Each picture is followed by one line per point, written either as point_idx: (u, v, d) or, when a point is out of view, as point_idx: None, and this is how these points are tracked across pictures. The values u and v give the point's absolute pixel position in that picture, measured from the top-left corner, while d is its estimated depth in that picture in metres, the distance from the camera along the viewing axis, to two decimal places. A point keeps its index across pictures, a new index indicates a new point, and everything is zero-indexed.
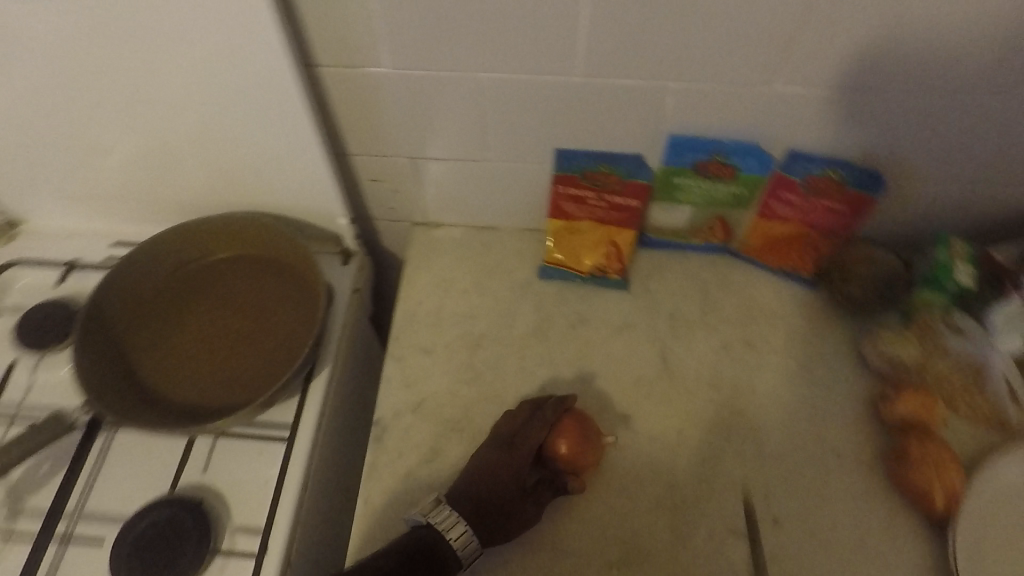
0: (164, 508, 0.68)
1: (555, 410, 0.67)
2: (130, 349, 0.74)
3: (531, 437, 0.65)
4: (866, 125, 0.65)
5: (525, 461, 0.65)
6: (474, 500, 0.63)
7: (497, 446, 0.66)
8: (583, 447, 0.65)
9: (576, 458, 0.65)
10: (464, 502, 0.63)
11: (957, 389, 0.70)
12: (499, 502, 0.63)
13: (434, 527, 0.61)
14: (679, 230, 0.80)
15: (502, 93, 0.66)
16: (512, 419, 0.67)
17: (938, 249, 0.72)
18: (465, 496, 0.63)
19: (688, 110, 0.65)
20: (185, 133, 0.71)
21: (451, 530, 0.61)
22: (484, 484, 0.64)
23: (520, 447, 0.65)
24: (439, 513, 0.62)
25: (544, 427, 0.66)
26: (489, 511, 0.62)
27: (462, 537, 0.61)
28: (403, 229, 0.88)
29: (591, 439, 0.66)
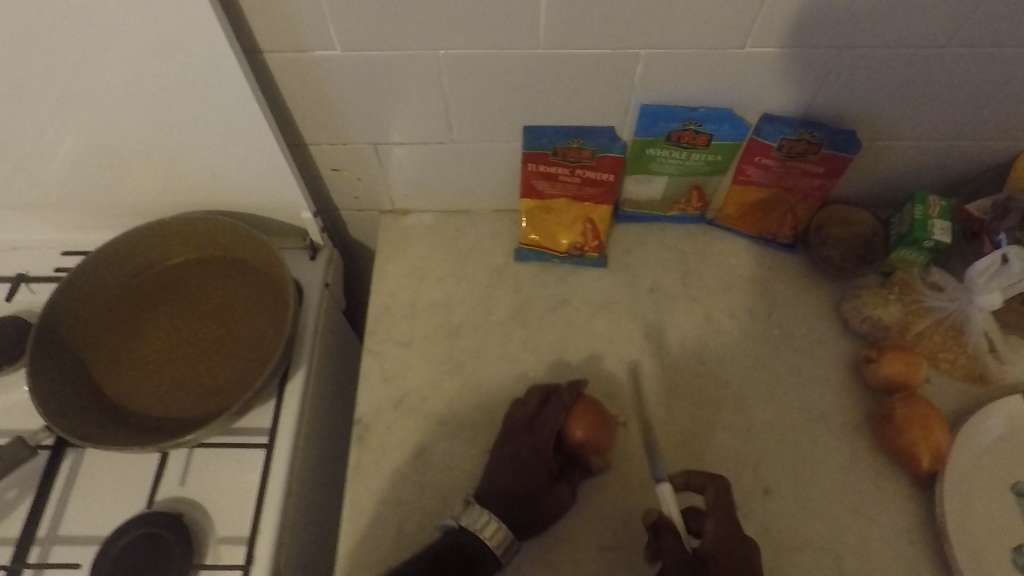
0: (141, 527, 0.65)
1: (568, 393, 0.66)
2: (92, 365, 0.71)
3: (548, 423, 0.64)
4: (839, 84, 0.63)
5: (546, 448, 0.64)
6: (501, 494, 0.62)
7: (513, 434, 0.65)
8: (598, 428, 0.65)
9: (592, 438, 0.64)
10: (494, 499, 0.62)
11: (939, 346, 0.70)
12: (527, 495, 0.62)
13: (467, 529, 0.60)
14: (656, 201, 0.78)
15: (463, 70, 0.62)
16: (526, 407, 0.66)
17: (915, 206, 0.70)
18: (492, 492, 0.62)
19: (658, 80, 0.63)
20: (126, 133, 0.67)
21: (485, 529, 0.59)
22: (503, 482, 0.63)
23: (540, 429, 0.64)
24: (471, 515, 0.60)
25: (560, 410, 0.65)
26: (520, 507, 0.61)
27: (496, 534, 0.59)
28: (370, 218, 0.84)
29: (608, 420, 0.66)
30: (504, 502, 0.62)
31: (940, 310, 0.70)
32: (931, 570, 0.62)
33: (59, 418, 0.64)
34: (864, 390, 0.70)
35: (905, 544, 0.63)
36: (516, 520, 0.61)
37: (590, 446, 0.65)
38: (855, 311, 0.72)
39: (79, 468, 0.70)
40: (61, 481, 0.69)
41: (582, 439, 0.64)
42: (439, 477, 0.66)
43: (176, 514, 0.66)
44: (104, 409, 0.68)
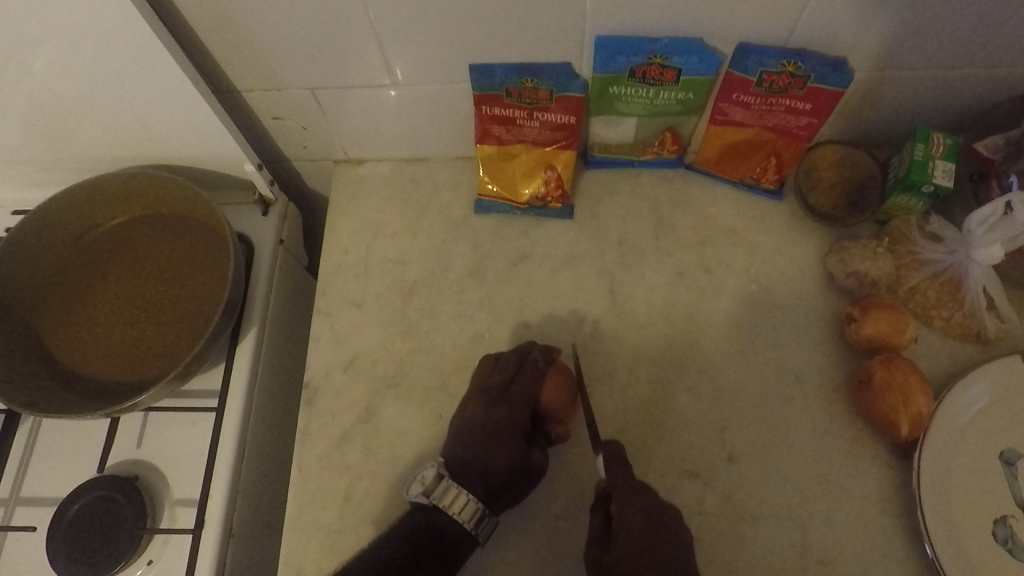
0: (94, 491, 0.65)
1: (544, 357, 0.62)
2: (43, 330, 0.70)
3: (524, 391, 0.60)
4: (826, 5, 0.54)
5: (522, 416, 0.60)
6: (474, 468, 0.59)
7: (487, 400, 0.61)
8: (567, 393, 0.61)
9: (562, 403, 0.61)
10: (466, 472, 0.59)
11: (932, 303, 0.64)
12: (501, 468, 0.58)
13: (442, 509, 0.57)
14: (626, 145, 0.71)
15: (390, 1, 0.55)
16: (501, 372, 0.62)
17: (915, 145, 0.62)
18: (463, 464, 0.59)
19: (612, 9, 0.55)
20: (45, 81, 0.62)
21: (454, 504, 0.57)
22: (471, 453, 0.59)
23: (516, 397, 0.60)
24: (442, 491, 0.58)
25: (536, 374, 0.61)
26: (496, 480, 0.58)
27: (469, 511, 0.57)
28: (325, 168, 0.79)
29: (578, 388, 0.63)
30: (472, 474, 0.59)
31: (937, 262, 0.63)
32: (902, 542, 0.58)
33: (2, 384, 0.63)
34: (846, 350, 0.65)
35: (876, 515, 0.59)
36: (487, 492, 0.59)
37: (560, 415, 0.62)
38: (849, 259, 0.64)
39: (36, 430, 0.70)
40: (18, 444, 0.69)
41: (553, 403, 0.61)
42: (388, 442, 0.64)
43: (134, 474, 0.66)
44: (51, 373, 0.67)
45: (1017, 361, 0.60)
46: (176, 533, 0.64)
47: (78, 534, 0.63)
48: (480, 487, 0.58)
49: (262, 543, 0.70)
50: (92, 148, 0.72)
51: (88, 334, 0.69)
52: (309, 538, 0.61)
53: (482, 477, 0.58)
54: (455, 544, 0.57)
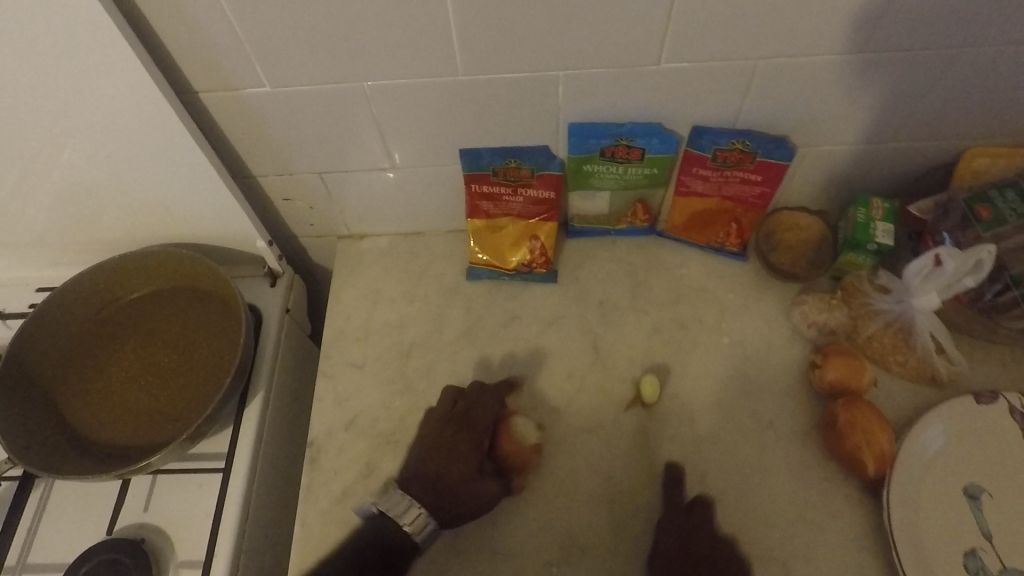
0: (101, 554, 0.67)
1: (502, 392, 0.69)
2: (60, 398, 0.74)
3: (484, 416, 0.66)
4: (763, 93, 0.64)
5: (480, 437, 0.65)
6: (428, 478, 0.62)
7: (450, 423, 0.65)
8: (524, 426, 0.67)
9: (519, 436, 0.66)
10: (419, 482, 0.61)
11: (889, 349, 0.69)
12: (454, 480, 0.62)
13: (390, 515, 0.59)
14: (603, 216, 0.79)
15: (391, 99, 0.64)
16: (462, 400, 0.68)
17: (857, 209, 0.70)
18: (416, 476, 0.62)
19: (581, 102, 0.64)
20: (82, 171, 0.70)
21: (405, 514, 0.59)
22: (430, 467, 0.62)
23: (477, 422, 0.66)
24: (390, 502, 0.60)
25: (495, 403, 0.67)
26: (447, 493, 0.61)
27: (417, 521, 0.59)
28: (329, 243, 0.87)
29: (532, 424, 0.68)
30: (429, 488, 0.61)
31: (888, 312, 0.69)
32: None
33: (20, 450, 0.67)
34: (814, 396, 0.70)
35: (854, 554, 0.62)
36: (438, 503, 0.61)
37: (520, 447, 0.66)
38: (813, 309, 0.71)
39: (46, 497, 0.72)
40: (27, 512, 0.72)
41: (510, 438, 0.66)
42: None
43: (141, 536, 0.69)
44: (66, 440, 0.71)
45: (969, 401, 0.65)
46: None
47: None
48: (433, 499, 0.61)
49: None
50: (116, 229, 0.79)
51: (104, 401, 0.74)
52: None
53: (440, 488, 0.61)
54: (397, 550, 0.58)
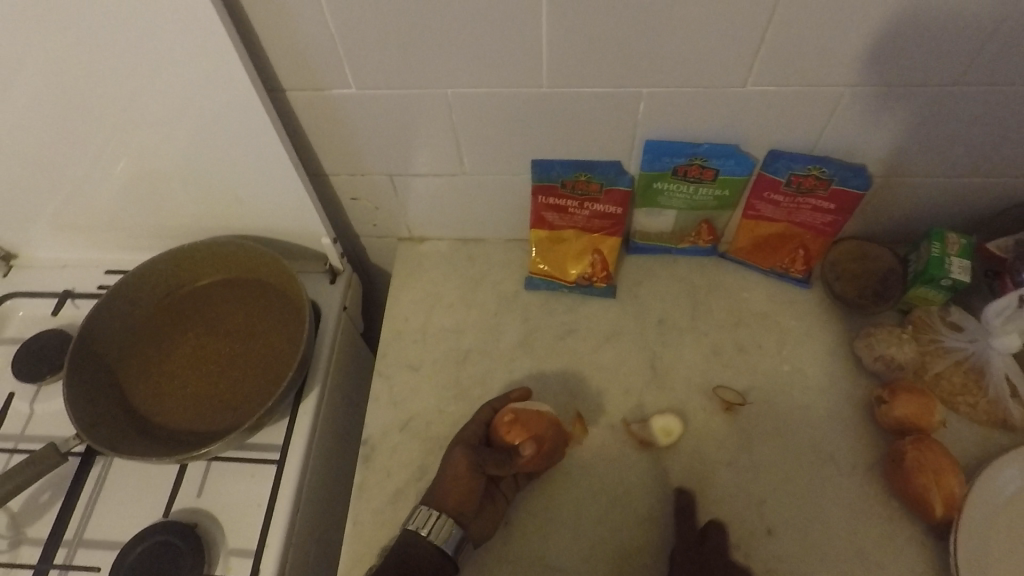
0: (156, 535, 0.68)
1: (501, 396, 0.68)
2: (125, 380, 0.75)
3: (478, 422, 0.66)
4: (847, 120, 0.63)
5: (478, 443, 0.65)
6: (438, 488, 0.62)
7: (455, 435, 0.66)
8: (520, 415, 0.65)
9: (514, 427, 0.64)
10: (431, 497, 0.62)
11: (957, 389, 0.68)
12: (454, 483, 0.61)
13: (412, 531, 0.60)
14: (666, 234, 0.79)
15: (470, 106, 0.65)
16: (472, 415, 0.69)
17: (932, 244, 0.69)
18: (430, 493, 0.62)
19: (661, 118, 0.64)
20: (165, 160, 0.73)
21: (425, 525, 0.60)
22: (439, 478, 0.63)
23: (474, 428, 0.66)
24: (416, 517, 0.61)
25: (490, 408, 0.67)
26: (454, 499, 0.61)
27: (437, 526, 0.59)
28: (389, 245, 0.88)
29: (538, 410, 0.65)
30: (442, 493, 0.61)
31: (959, 350, 0.68)
32: None
33: (86, 426, 0.68)
34: (877, 432, 0.68)
35: None
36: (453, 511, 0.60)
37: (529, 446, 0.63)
38: (889, 338, 0.69)
39: (104, 474, 0.74)
40: (87, 488, 0.73)
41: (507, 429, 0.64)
42: None
43: (195, 519, 0.70)
44: (129, 421, 0.72)
45: None
46: None
47: None
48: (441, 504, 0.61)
49: None
50: (187, 217, 0.82)
51: (169, 385, 0.75)
52: None
53: (448, 488, 0.61)
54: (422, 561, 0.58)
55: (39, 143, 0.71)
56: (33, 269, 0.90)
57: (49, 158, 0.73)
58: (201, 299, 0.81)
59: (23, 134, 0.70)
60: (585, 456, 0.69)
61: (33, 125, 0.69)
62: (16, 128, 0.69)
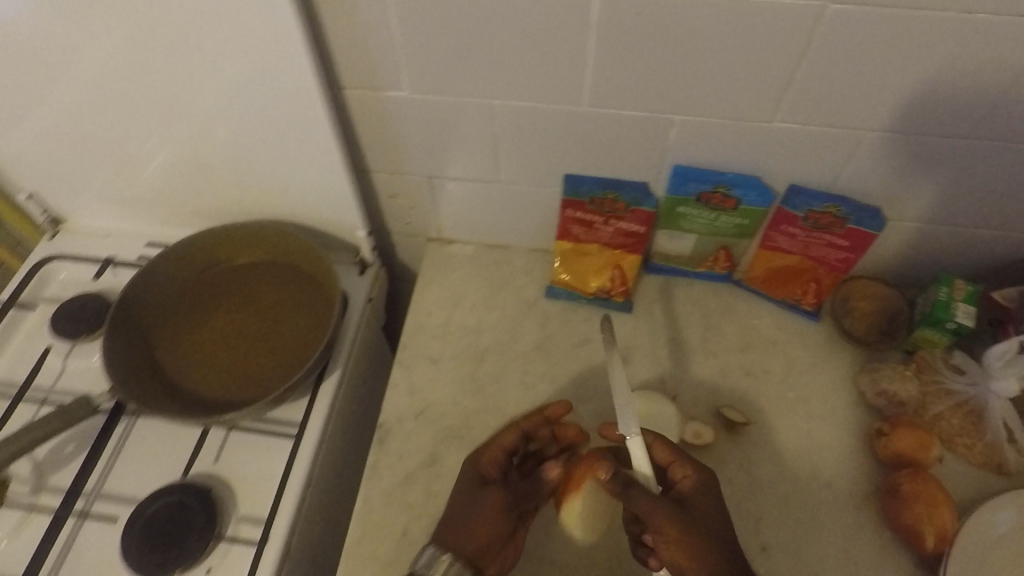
0: (172, 496, 0.71)
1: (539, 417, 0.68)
2: (158, 345, 0.79)
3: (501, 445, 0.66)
4: (865, 163, 0.67)
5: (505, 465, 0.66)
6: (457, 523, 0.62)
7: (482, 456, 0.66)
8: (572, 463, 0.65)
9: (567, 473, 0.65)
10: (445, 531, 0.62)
11: (956, 429, 0.70)
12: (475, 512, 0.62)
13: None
14: (684, 258, 0.82)
15: (514, 118, 0.69)
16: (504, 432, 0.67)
17: (939, 288, 0.72)
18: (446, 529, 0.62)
19: (689, 145, 0.68)
20: (221, 143, 0.77)
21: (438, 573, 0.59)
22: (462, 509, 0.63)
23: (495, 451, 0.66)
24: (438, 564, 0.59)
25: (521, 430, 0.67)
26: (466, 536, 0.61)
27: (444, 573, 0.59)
28: (418, 243, 0.92)
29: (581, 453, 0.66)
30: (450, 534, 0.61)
31: (961, 394, 0.71)
32: None
33: (121, 381, 0.72)
34: (875, 463, 0.71)
35: None
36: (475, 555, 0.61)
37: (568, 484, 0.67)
38: (895, 374, 0.72)
39: (128, 433, 0.77)
40: (110, 445, 0.76)
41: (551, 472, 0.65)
42: (447, 487, 0.70)
43: (211, 484, 0.73)
44: (157, 383, 0.76)
45: None
46: (238, 546, 0.69)
47: (148, 535, 0.68)
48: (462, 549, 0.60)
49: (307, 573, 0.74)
50: (232, 200, 0.86)
51: (201, 352, 0.79)
52: (364, 567, 0.65)
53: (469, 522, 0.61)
54: None
55: (108, 117, 0.76)
56: (78, 234, 0.94)
57: (114, 132, 0.78)
58: (240, 276, 0.85)
59: (95, 107, 0.75)
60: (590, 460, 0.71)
61: (105, 98, 0.74)
62: (90, 99, 0.74)
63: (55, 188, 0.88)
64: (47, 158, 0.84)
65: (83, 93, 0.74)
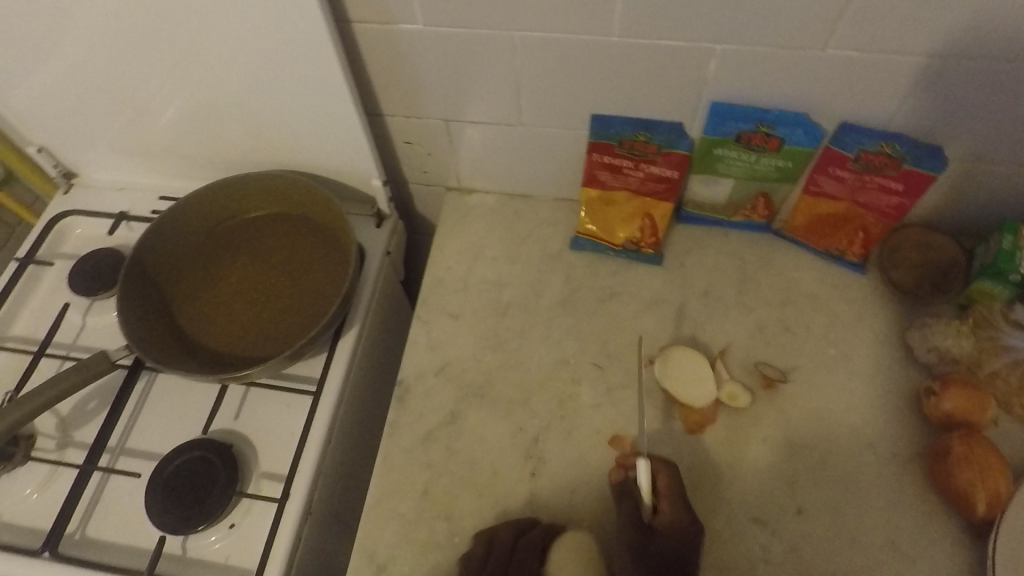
0: (194, 452, 0.70)
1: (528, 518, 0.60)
2: (174, 301, 0.77)
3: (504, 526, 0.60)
4: (930, 96, 0.60)
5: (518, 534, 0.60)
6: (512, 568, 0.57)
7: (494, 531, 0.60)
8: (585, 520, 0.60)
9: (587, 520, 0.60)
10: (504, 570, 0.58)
11: (1013, 389, 0.65)
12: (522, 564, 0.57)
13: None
14: (720, 205, 0.77)
15: (536, 53, 0.64)
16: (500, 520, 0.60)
17: (1004, 235, 0.66)
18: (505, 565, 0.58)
19: (729, 76, 0.62)
20: (227, 89, 0.73)
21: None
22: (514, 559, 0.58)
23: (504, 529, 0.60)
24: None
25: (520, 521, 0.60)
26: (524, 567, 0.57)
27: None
28: (437, 193, 0.88)
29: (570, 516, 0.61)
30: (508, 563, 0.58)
31: (1021, 350, 0.65)
32: None
33: (137, 338, 0.71)
34: (922, 424, 0.66)
35: None
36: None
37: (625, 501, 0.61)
38: (949, 330, 0.66)
39: (149, 390, 0.77)
40: (132, 401, 0.76)
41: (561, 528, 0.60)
42: (469, 446, 0.68)
43: (233, 441, 0.72)
44: (172, 340, 0.74)
45: None
46: (259, 502, 0.68)
47: (172, 490, 0.68)
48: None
49: (330, 528, 0.73)
50: (243, 151, 0.83)
51: (218, 308, 0.77)
52: (385, 525, 0.64)
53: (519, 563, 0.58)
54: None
55: (109, 62, 0.72)
56: (91, 188, 0.92)
57: (117, 78, 0.74)
58: (254, 230, 0.82)
59: (94, 52, 0.71)
60: (617, 419, 0.68)
61: (104, 41, 0.69)
62: (89, 44, 0.70)
63: (63, 140, 0.86)
64: (53, 109, 0.81)
65: (80, 37, 0.70)
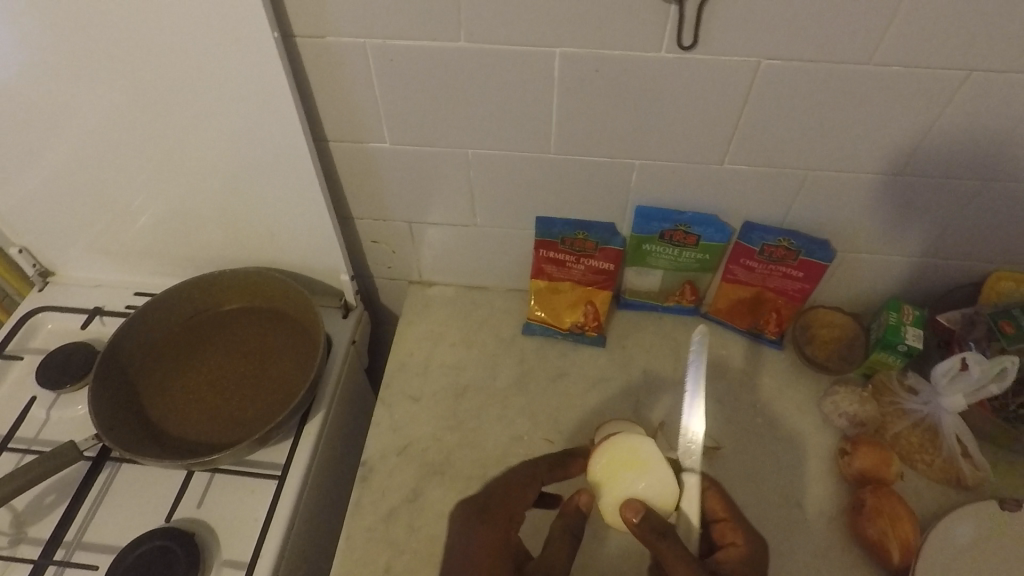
0: (154, 541, 0.71)
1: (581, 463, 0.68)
2: (144, 390, 0.81)
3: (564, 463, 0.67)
4: (811, 200, 0.73)
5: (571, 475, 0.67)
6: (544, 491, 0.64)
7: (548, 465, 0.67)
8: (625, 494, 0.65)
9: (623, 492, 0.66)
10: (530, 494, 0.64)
11: (915, 447, 0.74)
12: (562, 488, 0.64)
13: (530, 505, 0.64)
14: (653, 293, 0.87)
15: (487, 165, 0.75)
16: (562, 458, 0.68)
17: (888, 313, 0.77)
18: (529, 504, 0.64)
19: (650, 186, 0.74)
20: (210, 195, 0.81)
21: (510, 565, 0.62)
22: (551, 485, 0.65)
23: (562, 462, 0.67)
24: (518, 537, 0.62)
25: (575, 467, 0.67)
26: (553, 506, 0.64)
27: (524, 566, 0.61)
28: (401, 286, 0.96)
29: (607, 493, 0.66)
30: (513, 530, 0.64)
31: (917, 412, 0.74)
32: None
33: (107, 427, 0.73)
34: (841, 483, 0.73)
35: None
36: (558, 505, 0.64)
37: None
38: (854, 397, 0.76)
39: (110, 480, 0.77)
40: (92, 493, 0.76)
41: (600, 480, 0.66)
42: (429, 521, 0.71)
43: (195, 528, 0.73)
44: (141, 428, 0.77)
45: (994, 504, 0.67)
46: None
47: None
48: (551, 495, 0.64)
49: None
50: (220, 250, 0.90)
51: (187, 396, 0.81)
52: None
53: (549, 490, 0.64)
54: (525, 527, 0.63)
55: (102, 172, 0.80)
56: (66, 286, 0.97)
57: (108, 186, 0.82)
58: (227, 322, 0.88)
59: (90, 163, 0.79)
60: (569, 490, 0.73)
61: (100, 154, 0.78)
62: (85, 156, 0.78)
63: (45, 240, 0.91)
64: (41, 213, 0.87)
65: (78, 151, 0.78)
